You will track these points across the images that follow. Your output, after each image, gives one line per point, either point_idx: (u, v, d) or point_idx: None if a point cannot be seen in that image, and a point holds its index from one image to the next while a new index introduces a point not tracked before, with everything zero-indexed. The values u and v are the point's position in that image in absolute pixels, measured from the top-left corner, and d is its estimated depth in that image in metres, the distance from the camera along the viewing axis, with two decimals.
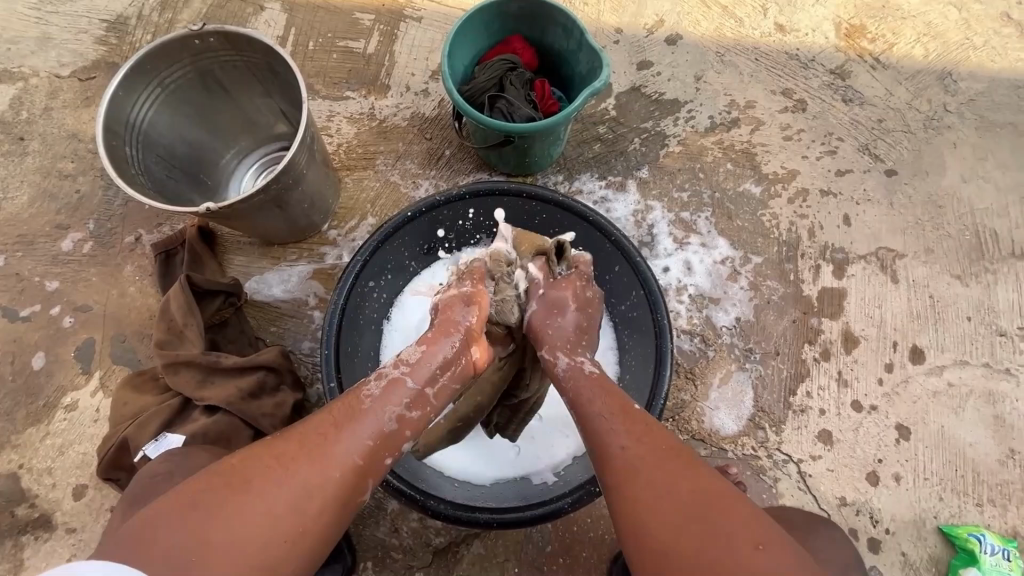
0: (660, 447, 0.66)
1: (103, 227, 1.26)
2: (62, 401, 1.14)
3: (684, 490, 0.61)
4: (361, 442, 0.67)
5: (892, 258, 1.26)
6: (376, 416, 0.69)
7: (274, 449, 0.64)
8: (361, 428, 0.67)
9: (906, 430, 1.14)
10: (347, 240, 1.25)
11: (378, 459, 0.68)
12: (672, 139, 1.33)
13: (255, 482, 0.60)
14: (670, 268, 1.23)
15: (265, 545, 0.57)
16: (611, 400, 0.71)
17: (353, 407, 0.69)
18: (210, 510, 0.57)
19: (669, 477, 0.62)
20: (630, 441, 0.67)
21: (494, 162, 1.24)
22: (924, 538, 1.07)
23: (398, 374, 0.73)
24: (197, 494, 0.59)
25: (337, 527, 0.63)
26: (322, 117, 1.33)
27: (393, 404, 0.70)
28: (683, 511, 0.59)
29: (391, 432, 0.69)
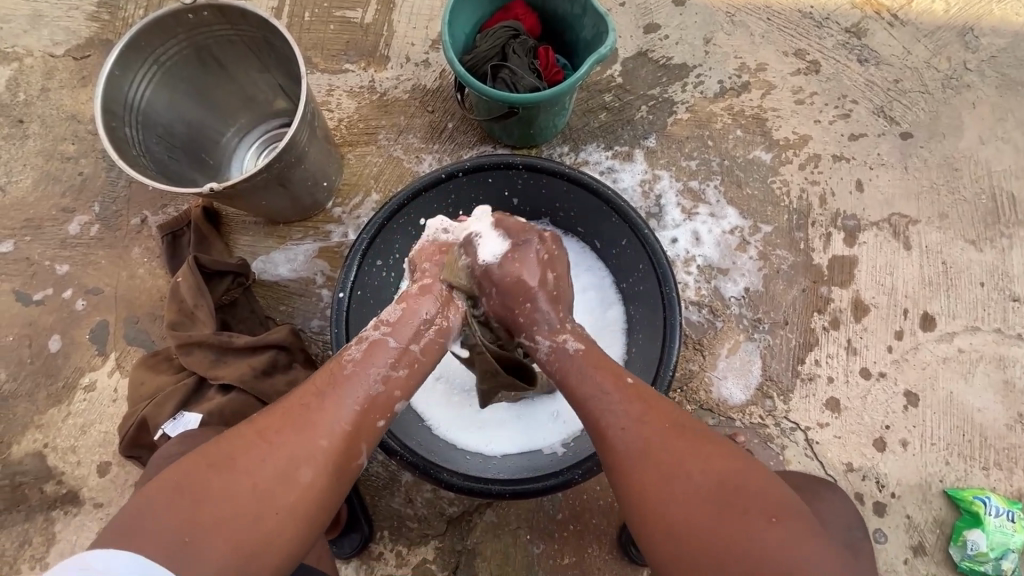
0: (657, 423, 0.67)
1: (109, 209, 1.26)
2: (80, 382, 1.17)
3: (689, 462, 0.63)
4: (348, 405, 0.68)
5: (905, 224, 1.24)
6: (360, 380, 0.70)
7: (259, 423, 0.65)
8: (347, 393, 0.69)
9: (914, 396, 1.14)
10: (352, 218, 1.24)
11: (369, 421, 0.69)
12: (680, 106, 1.30)
13: (243, 458, 0.61)
14: (678, 239, 1.22)
15: (263, 510, 0.59)
16: (604, 375, 0.72)
17: (333, 371, 0.70)
18: (199, 487, 0.58)
19: (672, 450, 0.64)
20: (631, 420, 0.68)
21: (498, 135, 1.22)
22: (929, 501, 1.08)
23: (378, 335, 0.74)
24: (184, 471, 0.60)
25: (336, 493, 0.65)
26: (322, 91, 1.30)
27: (376, 366, 0.71)
28: (690, 482, 0.61)
29: (377, 393, 0.70)
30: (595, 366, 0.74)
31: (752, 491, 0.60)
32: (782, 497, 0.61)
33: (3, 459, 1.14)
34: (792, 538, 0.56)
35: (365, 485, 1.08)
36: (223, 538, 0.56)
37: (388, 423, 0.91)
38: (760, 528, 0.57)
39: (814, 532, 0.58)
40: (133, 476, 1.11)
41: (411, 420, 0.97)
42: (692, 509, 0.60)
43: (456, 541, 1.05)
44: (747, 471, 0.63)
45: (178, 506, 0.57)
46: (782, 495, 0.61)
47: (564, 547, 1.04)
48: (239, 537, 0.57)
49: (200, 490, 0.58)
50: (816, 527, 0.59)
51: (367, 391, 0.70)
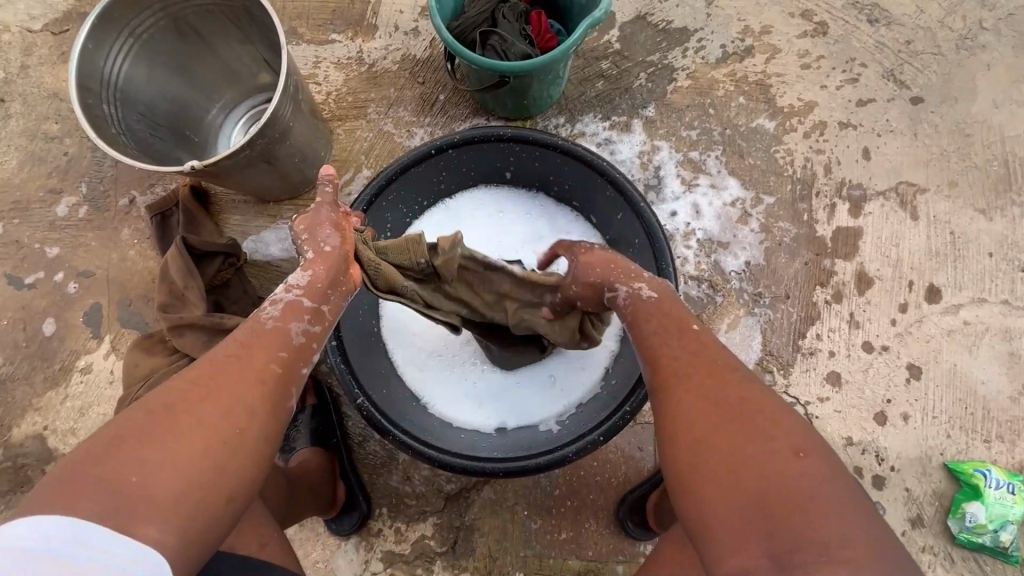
0: (709, 362, 0.65)
1: (96, 189, 1.24)
2: (77, 364, 1.17)
3: (727, 395, 0.61)
4: (274, 355, 0.66)
5: (913, 193, 1.20)
6: (283, 333, 0.68)
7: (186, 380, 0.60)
8: (274, 347, 0.66)
9: (917, 369, 1.12)
10: (343, 195, 1.21)
11: (296, 368, 0.67)
12: (681, 73, 1.24)
13: (173, 412, 0.57)
14: (678, 213, 1.19)
15: (201, 457, 0.56)
16: (669, 320, 0.71)
17: (256, 330, 0.67)
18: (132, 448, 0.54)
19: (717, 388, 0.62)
20: (681, 356, 0.67)
21: (491, 106, 1.17)
22: (929, 474, 1.07)
23: (292, 296, 0.71)
24: (111, 436, 0.55)
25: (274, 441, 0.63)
26: (308, 63, 1.26)
27: (295, 320, 0.69)
28: (726, 410, 0.60)
29: (299, 345, 0.69)
30: (662, 311, 0.72)
31: (794, 441, 0.57)
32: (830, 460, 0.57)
33: (4, 441, 1.14)
34: (827, 492, 0.53)
35: (363, 463, 1.09)
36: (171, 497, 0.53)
37: (382, 403, 0.90)
38: (792, 474, 0.54)
39: (853, 500, 0.54)
40: None
41: (405, 398, 0.96)
42: (721, 435, 0.58)
43: (454, 517, 1.06)
44: (796, 427, 0.59)
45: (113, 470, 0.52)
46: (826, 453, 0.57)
47: (561, 522, 1.05)
48: (189, 493, 0.54)
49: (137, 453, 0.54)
50: (858, 497, 0.55)
51: (291, 343, 0.68)
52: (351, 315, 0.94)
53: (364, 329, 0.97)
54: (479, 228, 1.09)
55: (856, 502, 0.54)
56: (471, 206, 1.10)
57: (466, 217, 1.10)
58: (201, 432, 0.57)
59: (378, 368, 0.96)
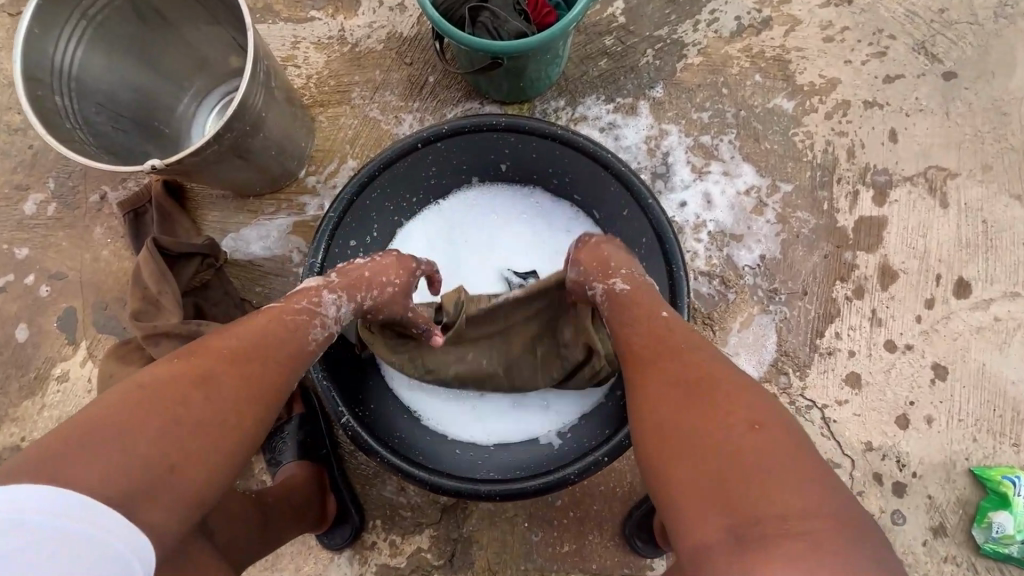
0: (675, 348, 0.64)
1: (65, 185, 1.16)
2: (53, 372, 1.11)
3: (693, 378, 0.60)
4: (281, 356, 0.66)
5: (942, 178, 1.11)
6: (298, 338, 0.68)
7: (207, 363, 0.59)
8: (286, 344, 0.67)
9: (942, 369, 1.05)
10: (328, 188, 1.13)
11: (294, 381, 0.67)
12: (691, 49, 1.14)
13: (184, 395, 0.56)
14: (687, 203, 1.10)
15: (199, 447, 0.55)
16: (640, 311, 0.71)
17: (286, 333, 0.68)
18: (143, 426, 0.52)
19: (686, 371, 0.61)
20: (651, 343, 0.66)
21: (484, 89, 1.08)
22: (952, 480, 1.01)
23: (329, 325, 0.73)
24: (128, 400, 0.53)
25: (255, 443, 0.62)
26: (286, 44, 1.16)
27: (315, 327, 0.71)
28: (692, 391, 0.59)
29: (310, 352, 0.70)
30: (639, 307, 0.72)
31: (749, 416, 0.55)
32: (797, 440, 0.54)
33: None
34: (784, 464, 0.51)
35: (355, 474, 1.04)
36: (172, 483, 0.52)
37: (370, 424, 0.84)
38: (753, 450, 0.52)
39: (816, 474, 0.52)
40: None
41: (396, 414, 0.89)
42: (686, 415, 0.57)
43: (451, 529, 1.01)
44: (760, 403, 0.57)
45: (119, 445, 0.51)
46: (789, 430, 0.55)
47: (564, 534, 1.00)
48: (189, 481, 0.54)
49: (150, 427, 0.53)
50: (827, 478, 0.52)
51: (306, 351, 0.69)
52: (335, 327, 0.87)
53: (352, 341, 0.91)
54: (477, 234, 1.00)
55: (824, 483, 0.51)
56: (463, 209, 1.01)
57: (459, 218, 1.01)
58: (210, 412, 0.56)
59: (368, 381, 0.90)
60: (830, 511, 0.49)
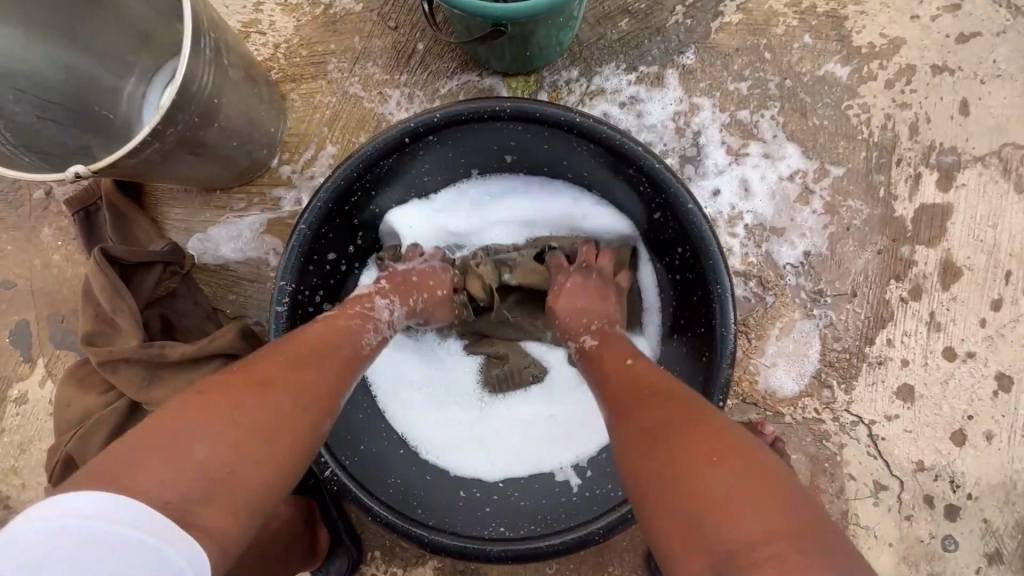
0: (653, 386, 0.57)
1: (4, 180, 1.01)
2: (10, 394, 0.99)
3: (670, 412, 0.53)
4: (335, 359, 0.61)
5: (1020, 158, 0.95)
6: (351, 339, 0.64)
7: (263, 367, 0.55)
8: (340, 349, 0.62)
9: (1007, 380, 0.93)
10: (305, 179, 0.98)
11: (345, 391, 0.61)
12: (729, 4, 0.96)
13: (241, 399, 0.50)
14: (721, 191, 0.95)
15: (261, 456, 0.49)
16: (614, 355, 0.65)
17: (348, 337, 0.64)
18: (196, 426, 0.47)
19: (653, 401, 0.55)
20: (626, 383, 0.59)
21: (484, 59, 0.90)
22: (1012, 503, 0.91)
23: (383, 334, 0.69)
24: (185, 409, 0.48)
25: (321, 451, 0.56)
26: (248, 6, 0.98)
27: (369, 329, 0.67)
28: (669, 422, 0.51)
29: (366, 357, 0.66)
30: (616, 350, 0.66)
31: (719, 448, 0.47)
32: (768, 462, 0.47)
33: None
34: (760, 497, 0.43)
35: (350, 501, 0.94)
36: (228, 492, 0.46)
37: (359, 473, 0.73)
38: (721, 476, 0.45)
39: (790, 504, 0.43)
40: None
41: (390, 453, 0.79)
42: (665, 450, 0.49)
43: (457, 560, 0.93)
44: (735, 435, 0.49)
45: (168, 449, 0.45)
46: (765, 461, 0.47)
47: (581, 566, 0.90)
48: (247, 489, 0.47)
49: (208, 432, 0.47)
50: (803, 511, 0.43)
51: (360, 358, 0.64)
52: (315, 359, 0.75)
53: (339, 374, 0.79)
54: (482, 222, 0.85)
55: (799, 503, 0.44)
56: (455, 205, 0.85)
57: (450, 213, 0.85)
58: (268, 418, 0.51)
59: (355, 417, 0.78)
60: (803, 530, 0.42)
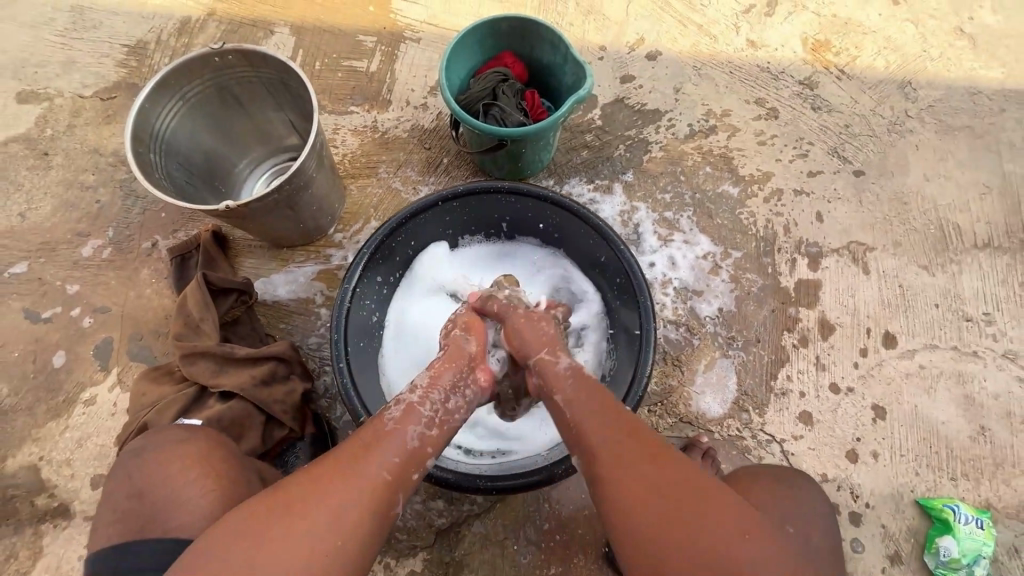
0: (649, 444, 0.72)
1: (122, 233, 1.34)
2: (81, 396, 1.19)
3: (665, 472, 0.69)
4: (388, 458, 0.73)
5: (863, 251, 1.35)
6: (398, 437, 0.75)
7: (321, 475, 0.70)
8: (386, 443, 0.74)
9: (881, 409, 1.20)
10: (352, 243, 1.33)
11: (405, 474, 0.74)
12: (654, 146, 1.43)
13: (303, 500, 0.67)
14: (656, 264, 1.32)
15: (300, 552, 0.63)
16: (595, 395, 0.79)
17: (376, 427, 0.76)
18: (259, 528, 0.65)
19: (642, 462, 0.70)
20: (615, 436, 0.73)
21: (489, 168, 1.33)
22: (902, 510, 1.13)
23: (412, 400, 0.79)
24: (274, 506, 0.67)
25: (364, 533, 0.67)
26: (328, 130, 1.42)
27: (413, 424, 0.77)
28: (667, 482, 0.68)
29: (412, 449, 0.75)
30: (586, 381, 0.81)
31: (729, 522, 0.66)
32: (734, 505, 0.68)
33: None
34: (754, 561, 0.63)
35: None
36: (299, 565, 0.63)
37: None
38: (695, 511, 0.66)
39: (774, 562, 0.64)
40: None
41: None
42: (675, 509, 0.66)
43: (444, 552, 1.07)
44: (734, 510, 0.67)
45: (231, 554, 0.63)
46: (753, 524, 0.67)
47: (550, 557, 1.06)
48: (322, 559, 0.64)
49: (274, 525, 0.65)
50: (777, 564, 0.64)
51: (405, 448, 0.75)
52: (357, 347, 1.03)
53: (366, 373, 1.04)
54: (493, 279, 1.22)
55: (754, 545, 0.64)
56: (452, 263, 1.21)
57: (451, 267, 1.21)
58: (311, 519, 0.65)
59: (372, 398, 1.01)
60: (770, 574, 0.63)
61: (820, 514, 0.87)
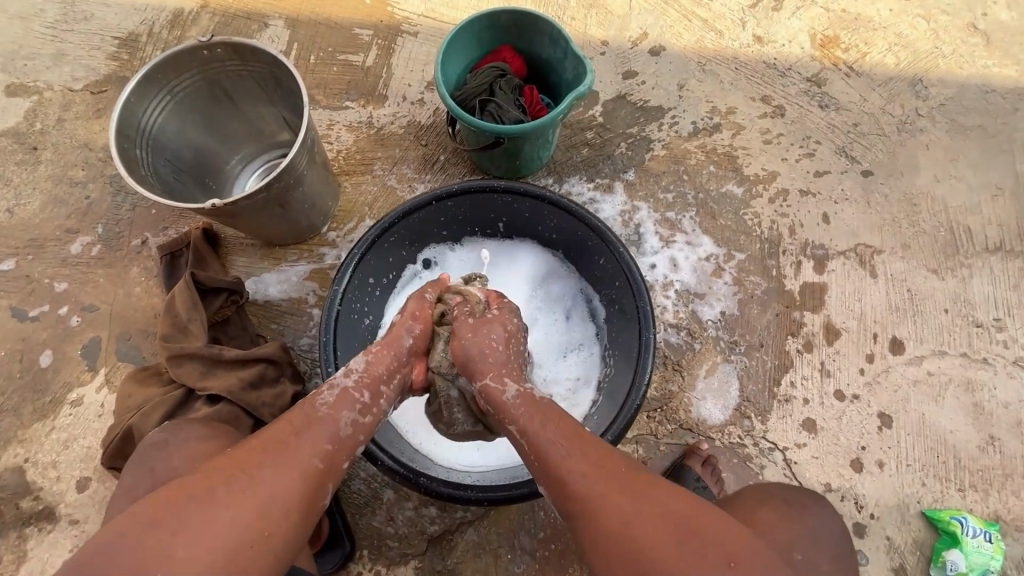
0: (619, 473, 0.69)
1: (112, 230, 1.31)
2: (68, 397, 1.17)
3: (642, 505, 0.66)
4: (321, 444, 0.72)
5: (870, 254, 1.31)
6: (331, 422, 0.74)
7: (252, 456, 0.68)
8: (320, 428, 0.73)
9: (888, 417, 1.17)
10: (346, 242, 1.30)
11: (337, 462, 0.73)
12: (657, 144, 1.39)
13: (230, 482, 0.65)
14: (657, 265, 1.28)
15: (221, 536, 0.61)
16: (551, 424, 0.74)
17: (308, 412, 0.73)
18: (176, 519, 0.61)
19: (614, 495, 0.67)
20: (582, 469, 0.69)
21: (486, 166, 1.30)
22: (908, 522, 1.10)
23: (348, 383, 0.78)
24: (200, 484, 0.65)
25: (293, 521, 0.66)
26: (323, 125, 1.39)
27: (347, 409, 0.76)
28: (644, 519, 0.65)
29: (345, 436, 0.74)
30: (541, 407, 0.77)
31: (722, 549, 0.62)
32: (722, 527, 0.65)
33: None
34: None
35: (346, 501, 1.07)
36: (219, 556, 0.60)
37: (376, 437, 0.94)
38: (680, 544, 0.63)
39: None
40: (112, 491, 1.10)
41: (394, 434, 1.00)
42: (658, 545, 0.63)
43: (436, 561, 1.04)
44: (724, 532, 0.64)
45: (145, 542, 0.59)
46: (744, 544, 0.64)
47: (544, 567, 1.03)
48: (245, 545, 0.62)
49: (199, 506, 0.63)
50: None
51: (338, 434, 0.74)
52: (348, 350, 1.01)
53: None
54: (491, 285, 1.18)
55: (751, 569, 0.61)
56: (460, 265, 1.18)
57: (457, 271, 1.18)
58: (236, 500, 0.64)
59: None
60: None
61: (827, 528, 0.86)
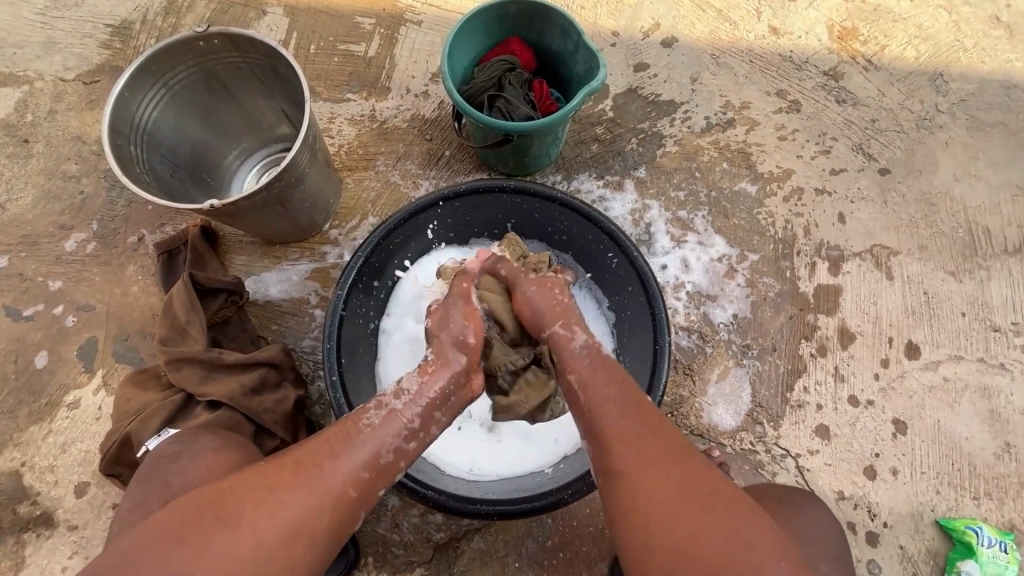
0: (663, 443, 0.71)
1: (107, 227, 1.27)
2: (64, 399, 1.14)
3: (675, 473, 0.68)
4: (356, 471, 0.71)
5: (886, 255, 1.28)
6: (371, 444, 0.73)
7: (283, 477, 0.68)
8: (357, 452, 0.72)
9: (902, 424, 1.15)
10: (348, 240, 1.26)
11: (372, 488, 0.72)
12: (669, 140, 1.35)
13: (257, 502, 0.65)
14: (668, 266, 1.25)
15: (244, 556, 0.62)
16: (612, 380, 0.78)
17: (349, 433, 0.73)
18: (204, 534, 0.63)
19: (655, 456, 0.70)
20: (627, 429, 0.72)
21: (493, 162, 1.26)
22: (921, 531, 1.08)
23: (396, 404, 0.77)
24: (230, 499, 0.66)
25: (318, 545, 0.66)
26: (324, 119, 1.35)
27: (391, 433, 0.74)
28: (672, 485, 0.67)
29: (383, 462, 0.73)
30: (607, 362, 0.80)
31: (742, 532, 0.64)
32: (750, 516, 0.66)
33: None
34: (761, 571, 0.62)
35: None
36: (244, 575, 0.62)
37: None
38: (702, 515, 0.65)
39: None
40: (111, 496, 1.08)
41: None
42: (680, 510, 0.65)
43: (442, 569, 1.03)
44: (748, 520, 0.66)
45: (177, 554, 0.61)
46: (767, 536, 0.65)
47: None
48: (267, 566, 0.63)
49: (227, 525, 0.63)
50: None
51: (376, 459, 0.73)
52: (351, 356, 0.97)
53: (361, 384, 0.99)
54: None
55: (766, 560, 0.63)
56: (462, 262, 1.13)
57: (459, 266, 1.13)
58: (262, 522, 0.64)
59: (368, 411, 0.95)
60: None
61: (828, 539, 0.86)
